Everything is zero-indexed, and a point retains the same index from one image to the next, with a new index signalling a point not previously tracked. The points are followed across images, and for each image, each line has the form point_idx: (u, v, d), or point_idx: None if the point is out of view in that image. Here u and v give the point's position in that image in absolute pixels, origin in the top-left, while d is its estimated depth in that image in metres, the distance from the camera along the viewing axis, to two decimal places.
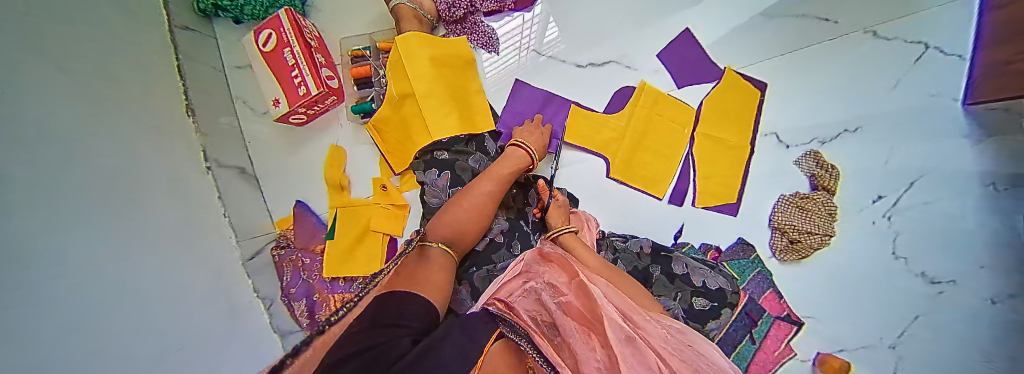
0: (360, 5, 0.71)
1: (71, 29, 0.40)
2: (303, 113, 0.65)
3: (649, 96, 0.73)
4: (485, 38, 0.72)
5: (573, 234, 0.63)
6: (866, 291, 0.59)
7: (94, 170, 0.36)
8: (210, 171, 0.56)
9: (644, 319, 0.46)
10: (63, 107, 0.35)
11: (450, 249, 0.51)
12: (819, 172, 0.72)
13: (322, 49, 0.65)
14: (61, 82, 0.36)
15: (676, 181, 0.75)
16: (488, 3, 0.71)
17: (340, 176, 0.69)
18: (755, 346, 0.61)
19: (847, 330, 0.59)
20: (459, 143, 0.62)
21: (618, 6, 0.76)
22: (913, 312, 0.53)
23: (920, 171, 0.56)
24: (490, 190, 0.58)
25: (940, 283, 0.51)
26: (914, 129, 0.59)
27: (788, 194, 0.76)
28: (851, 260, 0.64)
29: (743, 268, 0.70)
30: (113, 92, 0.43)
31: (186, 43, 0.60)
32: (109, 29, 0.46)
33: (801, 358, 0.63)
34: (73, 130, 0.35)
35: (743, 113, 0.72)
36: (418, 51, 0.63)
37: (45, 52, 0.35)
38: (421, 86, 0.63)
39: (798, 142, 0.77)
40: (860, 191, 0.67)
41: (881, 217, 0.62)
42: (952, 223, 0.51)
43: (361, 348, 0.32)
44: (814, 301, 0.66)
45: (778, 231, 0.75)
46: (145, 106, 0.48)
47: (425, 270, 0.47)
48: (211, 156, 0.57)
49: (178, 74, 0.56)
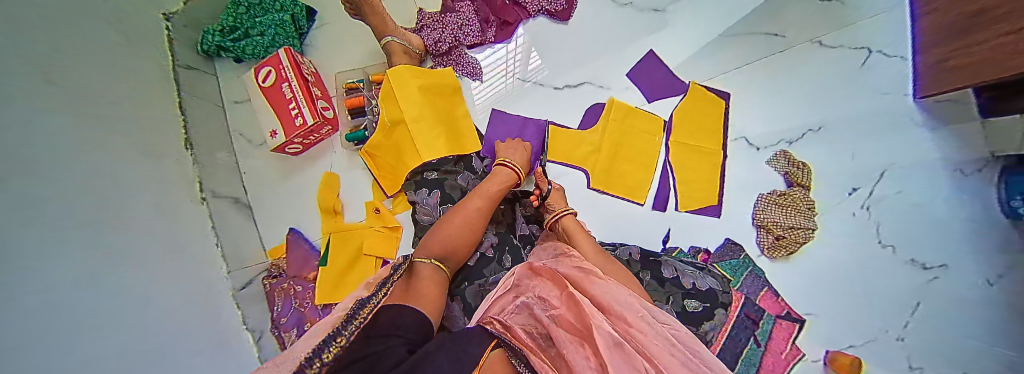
0: (355, 43, 0.77)
1: (94, 79, 0.43)
2: (299, 144, 0.69)
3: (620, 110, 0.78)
4: (472, 68, 0.78)
5: (573, 216, 0.66)
6: (857, 282, 0.63)
7: (103, 197, 0.38)
8: (206, 201, 0.57)
9: (635, 323, 0.45)
10: (80, 146, 0.37)
11: (440, 262, 0.52)
12: (792, 170, 0.75)
13: (319, 83, 0.70)
14: (77, 122, 0.38)
15: (656, 187, 0.78)
16: (471, 38, 0.76)
17: (333, 201, 0.70)
18: (762, 349, 0.59)
19: (842, 326, 0.62)
20: (447, 162, 0.65)
21: (591, 33, 0.84)
22: (914, 299, 0.56)
23: (888, 164, 0.64)
24: (479, 206, 0.60)
25: (932, 269, 0.56)
26: (869, 128, 0.67)
27: (767, 193, 0.78)
28: (837, 254, 0.68)
29: (734, 269, 0.71)
30: (125, 133, 0.46)
31: (188, 82, 0.64)
32: (126, 80, 0.49)
33: (811, 358, 0.62)
34: (93, 170, 0.38)
35: (713, 122, 0.78)
36: (409, 81, 0.67)
37: (70, 102, 0.38)
38: (411, 112, 0.67)
39: (770, 143, 0.80)
40: (835, 192, 0.72)
41: (859, 208, 0.68)
42: (920, 209, 0.59)
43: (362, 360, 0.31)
44: (811, 298, 0.67)
45: (763, 228, 0.76)
46: (151, 146, 0.50)
47: (416, 285, 0.47)
48: (207, 188, 0.59)
49: (179, 110, 0.59)
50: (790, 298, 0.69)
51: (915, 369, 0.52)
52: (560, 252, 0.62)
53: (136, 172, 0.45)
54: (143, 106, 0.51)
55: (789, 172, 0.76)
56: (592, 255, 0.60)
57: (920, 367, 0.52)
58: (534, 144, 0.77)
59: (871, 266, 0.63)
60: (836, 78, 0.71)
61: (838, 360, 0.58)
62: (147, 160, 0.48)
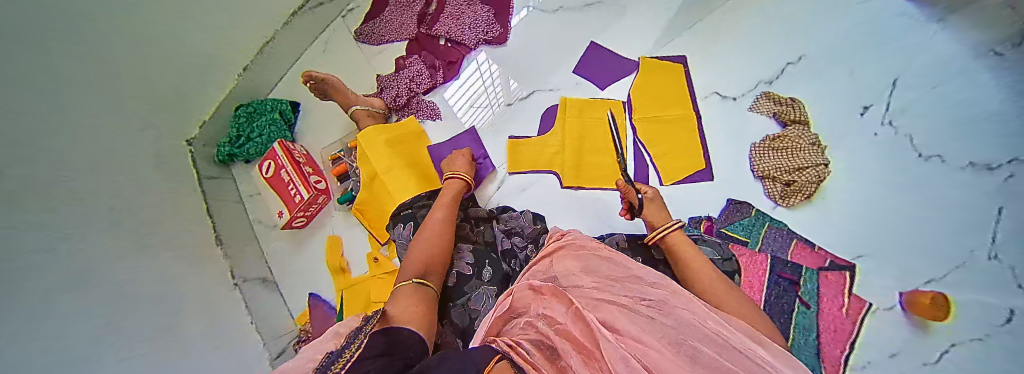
0: (331, 119, 0.87)
1: (146, 212, 0.56)
2: (304, 216, 0.79)
3: (570, 105, 0.78)
4: (429, 110, 0.82)
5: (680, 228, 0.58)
6: (908, 214, 0.61)
7: (150, 299, 0.48)
8: (237, 285, 0.69)
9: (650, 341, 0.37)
10: (137, 264, 0.49)
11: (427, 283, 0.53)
12: (781, 108, 0.71)
13: (309, 161, 0.81)
14: (132, 246, 0.49)
15: (634, 168, 0.74)
16: (424, 83, 0.82)
17: (339, 259, 0.78)
18: (811, 308, 0.60)
19: (912, 262, 0.58)
20: (419, 199, 0.70)
21: (530, 42, 0.84)
22: (996, 206, 0.54)
23: (931, 80, 0.64)
24: (440, 218, 0.63)
25: (1003, 167, 0.54)
26: (865, 47, 0.71)
27: (759, 141, 0.73)
28: (862, 186, 0.65)
29: (749, 230, 0.69)
30: (171, 247, 0.57)
31: (214, 187, 0.77)
32: (169, 205, 0.62)
33: (883, 306, 0.59)
34: (149, 280, 0.49)
35: (673, 89, 0.75)
36: (377, 138, 0.76)
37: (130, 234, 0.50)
38: (381, 164, 0.75)
39: (746, 90, 0.76)
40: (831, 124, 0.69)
41: (871, 136, 0.67)
42: (959, 106, 0.60)
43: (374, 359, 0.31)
44: (854, 241, 0.63)
45: (767, 178, 0.70)
46: (190, 251, 0.62)
47: (402, 307, 0.47)
48: (238, 273, 0.71)
49: (206, 212, 0.72)
50: (835, 246, 0.65)
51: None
52: (581, 265, 0.57)
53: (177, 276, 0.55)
54: (182, 222, 0.64)
55: (776, 112, 0.71)
56: (697, 263, 0.51)
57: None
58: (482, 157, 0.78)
59: (915, 194, 0.61)
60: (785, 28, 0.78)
61: (918, 301, 0.55)
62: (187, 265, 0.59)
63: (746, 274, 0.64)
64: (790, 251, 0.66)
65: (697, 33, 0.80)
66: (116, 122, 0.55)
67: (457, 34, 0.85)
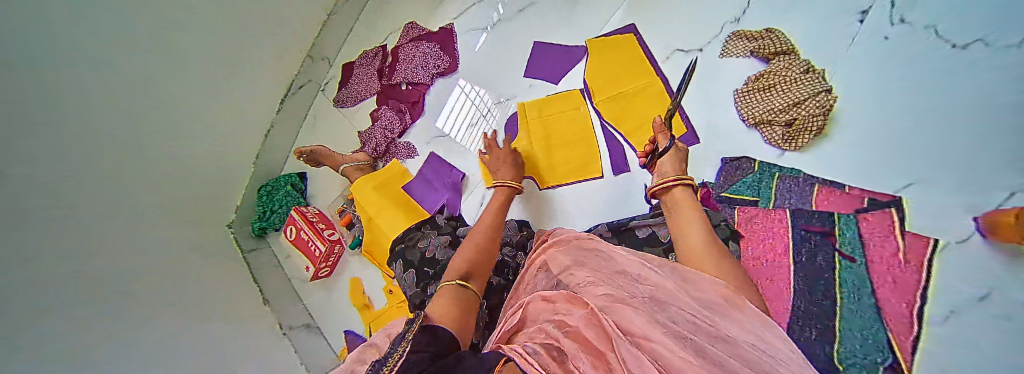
0: (331, 177, 0.97)
1: (183, 281, 0.65)
2: (327, 266, 0.88)
3: (525, 110, 0.78)
4: (407, 149, 0.89)
5: (687, 185, 0.52)
6: (942, 122, 0.48)
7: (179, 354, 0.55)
8: (285, 333, 0.80)
9: (665, 327, 0.31)
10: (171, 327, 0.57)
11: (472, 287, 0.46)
12: (757, 44, 0.63)
13: (323, 218, 0.90)
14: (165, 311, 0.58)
15: (607, 151, 0.71)
16: (396, 127, 0.90)
17: (362, 298, 0.85)
18: (858, 263, 0.45)
19: (953, 182, 0.45)
20: (409, 231, 0.74)
21: (479, 62, 0.88)
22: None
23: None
24: (488, 221, 0.60)
25: None
26: None
27: (741, 86, 0.64)
28: (879, 98, 0.54)
29: (756, 186, 0.59)
30: (207, 310, 0.66)
31: (254, 258, 0.88)
32: (210, 275, 0.73)
33: (957, 239, 0.43)
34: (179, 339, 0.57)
35: (626, 63, 0.72)
36: (364, 186, 0.83)
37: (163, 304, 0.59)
38: (372, 209, 0.81)
39: (712, 36, 0.69)
40: (824, 41, 0.60)
41: (881, 41, 0.55)
42: None
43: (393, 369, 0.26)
44: (884, 173, 0.51)
45: (761, 125, 0.61)
46: (226, 313, 0.70)
47: (443, 308, 0.41)
48: (285, 324, 0.82)
49: (252, 277, 0.84)
50: (864, 183, 0.52)
51: None
52: (580, 256, 0.51)
53: (227, 337, 0.65)
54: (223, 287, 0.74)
55: (752, 49, 0.63)
56: (699, 231, 0.45)
57: None
58: (456, 178, 0.82)
59: (952, 93, 0.48)
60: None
61: (997, 223, 0.39)
62: (224, 324, 0.67)
63: (748, 238, 0.54)
64: (812, 198, 0.54)
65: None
66: (157, 213, 0.67)
67: (413, 76, 0.93)
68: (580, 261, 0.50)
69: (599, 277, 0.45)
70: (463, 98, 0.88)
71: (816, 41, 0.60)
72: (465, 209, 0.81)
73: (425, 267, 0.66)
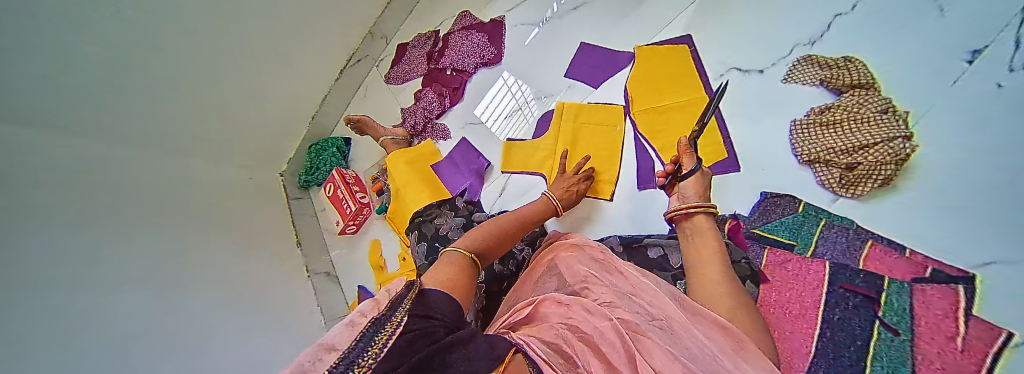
0: (370, 146, 1.05)
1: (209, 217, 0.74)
2: (354, 224, 0.96)
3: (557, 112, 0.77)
4: (442, 131, 0.93)
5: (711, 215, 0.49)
6: None
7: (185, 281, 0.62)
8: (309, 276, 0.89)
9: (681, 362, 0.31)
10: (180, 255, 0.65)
11: (467, 250, 0.47)
12: (829, 73, 0.56)
13: (358, 182, 0.97)
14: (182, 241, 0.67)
15: (637, 163, 0.68)
16: (435, 109, 0.94)
17: (379, 259, 0.91)
18: (903, 338, 0.37)
19: None
20: (430, 208, 0.77)
21: (524, 56, 0.89)
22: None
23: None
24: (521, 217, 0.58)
25: None
26: None
27: (801, 118, 0.58)
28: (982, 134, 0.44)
29: (795, 228, 0.53)
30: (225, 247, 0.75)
31: (296, 206, 1.01)
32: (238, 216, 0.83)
33: None
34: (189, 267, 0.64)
35: (675, 75, 0.68)
36: (398, 160, 0.88)
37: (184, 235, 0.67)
38: (401, 181, 0.86)
39: (778, 57, 0.62)
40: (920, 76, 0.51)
41: (993, 89, 0.44)
42: None
43: (406, 344, 0.25)
44: (978, 234, 0.42)
45: (817, 164, 0.54)
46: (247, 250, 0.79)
47: (444, 269, 0.42)
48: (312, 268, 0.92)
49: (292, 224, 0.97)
50: (930, 250, 0.45)
51: None
52: (591, 265, 0.51)
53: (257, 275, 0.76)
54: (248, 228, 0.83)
55: (823, 78, 0.56)
56: (717, 263, 0.43)
57: None
58: (482, 165, 0.84)
59: None
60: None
61: None
62: (242, 259, 0.76)
63: (773, 286, 0.49)
64: (859, 256, 0.47)
65: (702, 9, 0.71)
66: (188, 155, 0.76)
67: (458, 62, 0.95)
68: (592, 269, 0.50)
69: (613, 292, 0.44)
70: (504, 91, 0.89)
71: (909, 78, 0.51)
72: (486, 196, 0.83)
73: (436, 243, 0.69)
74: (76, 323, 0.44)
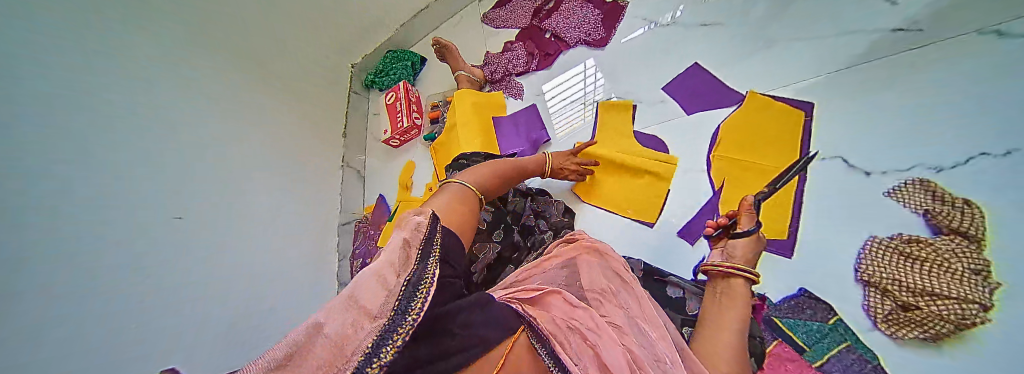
0: (443, 74, 1.04)
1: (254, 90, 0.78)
2: (398, 139, 0.99)
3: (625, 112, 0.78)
4: (516, 90, 0.92)
5: (744, 284, 0.47)
6: None
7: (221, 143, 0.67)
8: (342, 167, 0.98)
9: None
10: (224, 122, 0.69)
11: (473, 187, 0.51)
12: (937, 207, 0.50)
13: (417, 103, 1.01)
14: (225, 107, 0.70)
15: (700, 206, 0.66)
16: (518, 67, 0.93)
17: (407, 179, 0.95)
18: None
19: None
20: (476, 155, 0.79)
21: (629, 50, 0.83)
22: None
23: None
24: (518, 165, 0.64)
25: None
26: None
27: (884, 237, 0.54)
28: None
29: (817, 336, 0.52)
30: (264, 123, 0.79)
31: (355, 100, 1.09)
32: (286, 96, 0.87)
33: None
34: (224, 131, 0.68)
35: (777, 136, 0.64)
36: (468, 96, 0.88)
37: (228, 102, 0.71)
38: (460, 119, 0.86)
39: (893, 168, 0.56)
40: None
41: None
42: None
43: (434, 316, 0.28)
44: None
45: (876, 289, 0.52)
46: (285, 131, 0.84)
47: (446, 198, 0.47)
48: (345, 160, 1.00)
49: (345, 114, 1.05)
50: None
51: None
52: (613, 284, 0.52)
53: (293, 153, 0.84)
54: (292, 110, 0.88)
55: (930, 210, 0.51)
56: (733, 329, 0.43)
57: None
58: (540, 138, 0.83)
59: None
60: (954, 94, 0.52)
61: None
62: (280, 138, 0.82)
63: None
64: None
65: (834, 84, 0.63)
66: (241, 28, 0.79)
67: (562, 30, 0.92)
68: (611, 288, 0.51)
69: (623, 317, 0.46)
70: (578, 80, 0.87)
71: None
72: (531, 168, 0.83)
73: None
74: (130, 149, 0.51)
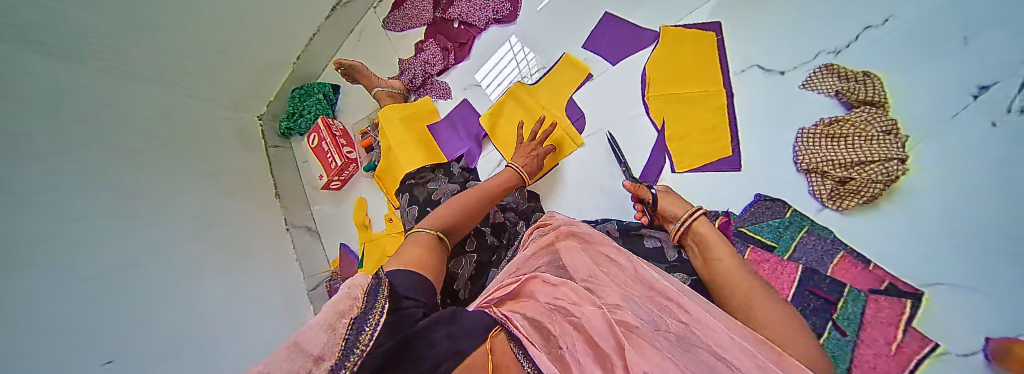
0: (361, 98, 0.98)
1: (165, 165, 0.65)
2: (339, 180, 0.92)
3: (573, 67, 0.76)
4: (443, 89, 0.87)
5: (706, 220, 0.50)
6: (998, 228, 0.42)
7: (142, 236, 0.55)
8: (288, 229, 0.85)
9: (668, 355, 0.33)
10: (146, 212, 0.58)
11: (437, 231, 0.49)
12: (845, 85, 0.55)
13: (346, 136, 0.91)
14: (142, 196, 0.59)
15: (650, 152, 0.68)
16: (438, 65, 0.87)
17: (364, 218, 0.89)
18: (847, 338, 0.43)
19: (996, 295, 0.40)
20: (425, 171, 0.75)
21: (539, 17, 0.82)
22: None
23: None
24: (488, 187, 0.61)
25: None
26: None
27: (809, 126, 0.58)
28: (963, 183, 0.46)
29: (778, 234, 0.56)
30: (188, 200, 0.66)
31: (276, 154, 0.96)
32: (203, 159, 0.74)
33: (959, 352, 0.41)
34: (148, 221, 0.57)
35: (701, 60, 0.65)
36: (392, 114, 0.83)
37: (138, 186, 0.59)
38: (396, 138, 0.81)
39: (802, 62, 0.61)
40: (930, 102, 0.50)
41: (986, 128, 0.45)
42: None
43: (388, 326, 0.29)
44: (926, 262, 0.46)
45: (814, 173, 0.57)
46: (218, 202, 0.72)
47: (413, 248, 0.45)
48: (290, 221, 0.88)
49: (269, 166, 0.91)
50: (896, 270, 0.49)
51: None
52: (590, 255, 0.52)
53: (245, 228, 0.75)
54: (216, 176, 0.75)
55: (840, 90, 0.56)
56: (726, 259, 0.44)
57: None
58: (481, 133, 0.80)
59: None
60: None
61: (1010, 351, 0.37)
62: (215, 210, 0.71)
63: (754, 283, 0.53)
64: (831, 262, 0.51)
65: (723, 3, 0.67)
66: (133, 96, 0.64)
67: (469, 15, 0.88)
68: (592, 260, 0.51)
69: (623, 293, 0.44)
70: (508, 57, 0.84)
71: (927, 100, 0.50)
72: (483, 166, 0.80)
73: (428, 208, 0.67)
74: (37, 275, 0.40)
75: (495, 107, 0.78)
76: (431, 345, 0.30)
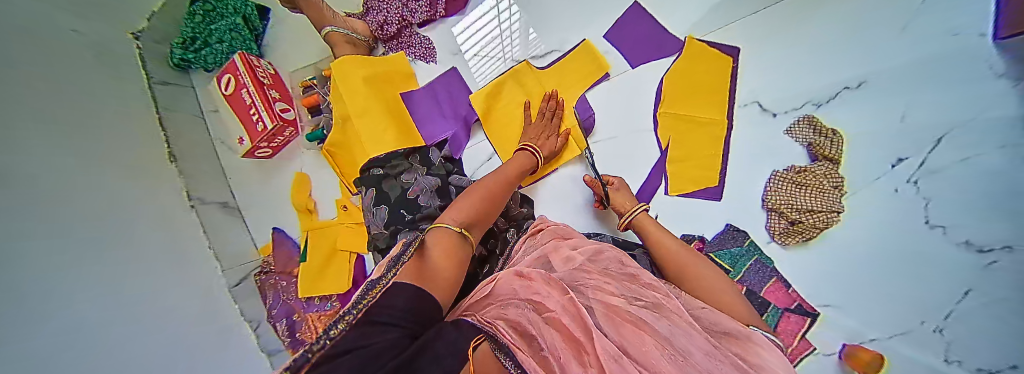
0: (307, 41, 0.83)
1: (45, 109, 0.42)
2: (269, 147, 0.72)
3: (592, 60, 0.76)
4: (423, 50, 0.78)
5: (647, 214, 0.62)
6: (888, 259, 0.50)
7: (51, 227, 0.37)
8: (195, 208, 0.61)
9: (646, 330, 0.39)
10: (45, 187, 0.38)
11: (461, 229, 0.49)
12: (817, 139, 0.60)
13: (277, 83, 0.72)
14: (35, 160, 0.38)
15: (650, 169, 0.73)
16: (420, 14, 0.79)
17: (306, 200, 0.75)
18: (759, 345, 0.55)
19: (873, 313, 0.50)
20: (397, 157, 0.64)
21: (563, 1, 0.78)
22: (964, 286, 0.43)
23: (947, 123, 0.48)
24: (507, 176, 0.61)
25: (992, 251, 0.41)
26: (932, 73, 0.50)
27: (781, 170, 0.64)
28: (869, 238, 0.53)
29: (735, 259, 0.64)
30: (85, 162, 0.45)
31: (166, 96, 0.67)
32: (85, 97, 0.49)
33: (824, 352, 0.54)
34: (48, 200, 0.38)
35: (715, 85, 0.70)
36: (353, 72, 0.71)
37: (25, 143, 0.38)
38: (358, 107, 0.70)
39: (790, 108, 0.65)
40: (870, 160, 0.55)
41: (890, 192, 0.53)
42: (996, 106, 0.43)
43: (359, 334, 0.29)
44: (830, 287, 0.55)
45: (774, 212, 0.63)
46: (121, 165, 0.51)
47: (434, 246, 0.45)
48: (196, 196, 0.63)
49: (155, 109, 0.63)
50: (804, 290, 0.58)
51: (950, 363, 0.42)
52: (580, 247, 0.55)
53: (160, 201, 0.56)
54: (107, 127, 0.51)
55: (812, 143, 0.61)
56: (672, 246, 0.55)
57: (957, 361, 0.41)
58: (469, 116, 0.74)
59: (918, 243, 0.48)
60: (835, 38, 0.60)
61: (858, 356, 0.49)
62: (121, 177, 0.50)
63: None
64: (766, 285, 0.60)
65: (742, 30, 0.70)
66: None
67: None
68: (574, 254, 0.54)
69: (609, 277, 0.49)
70: (494, 26, 0.78)
71: (864, 161, 0.56)
72: (468, 154, 0.75)
73: (401, 209, 0.57)
74: None
75: (494, 87, 0.74)
76: (433, 363, 0.30)
